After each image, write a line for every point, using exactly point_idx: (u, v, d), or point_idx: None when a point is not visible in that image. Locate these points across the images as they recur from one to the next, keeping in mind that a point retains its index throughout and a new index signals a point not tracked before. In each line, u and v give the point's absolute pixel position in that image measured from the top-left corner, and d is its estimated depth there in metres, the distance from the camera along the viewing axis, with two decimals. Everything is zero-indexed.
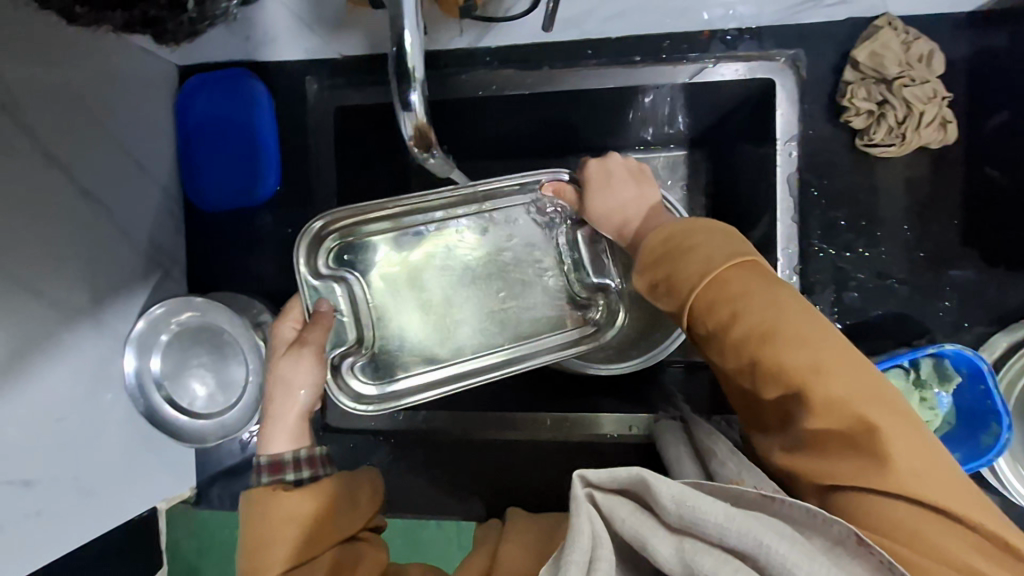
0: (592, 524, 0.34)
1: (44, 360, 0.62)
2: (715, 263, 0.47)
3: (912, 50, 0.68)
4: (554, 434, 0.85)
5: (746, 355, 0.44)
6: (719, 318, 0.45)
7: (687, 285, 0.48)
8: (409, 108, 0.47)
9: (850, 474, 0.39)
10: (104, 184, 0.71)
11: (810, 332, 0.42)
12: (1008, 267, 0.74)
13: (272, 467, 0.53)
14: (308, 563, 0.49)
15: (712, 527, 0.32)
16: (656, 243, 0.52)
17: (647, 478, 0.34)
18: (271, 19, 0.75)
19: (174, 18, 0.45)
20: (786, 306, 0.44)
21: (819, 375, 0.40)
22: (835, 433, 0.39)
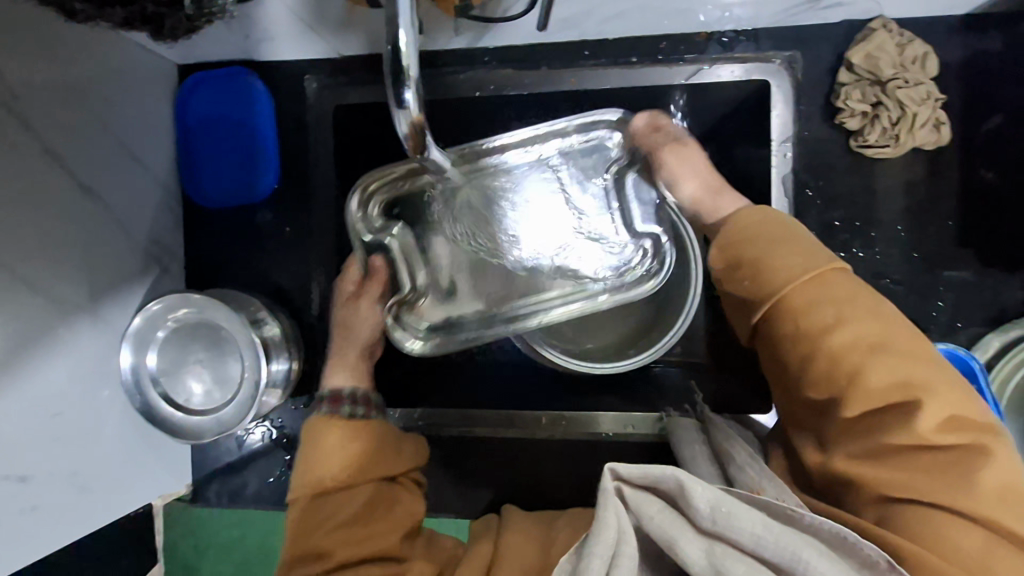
0: (618, 518, 0.40)
1: (43, 355, 0.63)
2: (818, 264, 0.49)
3: (906, 53, 0.69)
4: (551, 432, 0.85)
5: (848, 364, 0.45)
6: (820, 321, 0.47)
7: (779, 279, 0.49)
8: (403, 106, 0.47)
9: (938, 496, 0.42)
10: (104, 181, 0.71)
11: (916, 351, 0.45)
12: (1003, 268, 0.74)
13: (332, 400, 0.68)
14: (346, 488, 0.61)
15: (748, 537, 0.38)
16: (744, 234, 0.53)
17: (683, 484, 0.39)
18: (270, 18, 0.73)
19: (173, 14, 0.46)
20: (890, 322, 0.46)
21: (929, 393, 0.43)
22: (930, 454, 0.43)
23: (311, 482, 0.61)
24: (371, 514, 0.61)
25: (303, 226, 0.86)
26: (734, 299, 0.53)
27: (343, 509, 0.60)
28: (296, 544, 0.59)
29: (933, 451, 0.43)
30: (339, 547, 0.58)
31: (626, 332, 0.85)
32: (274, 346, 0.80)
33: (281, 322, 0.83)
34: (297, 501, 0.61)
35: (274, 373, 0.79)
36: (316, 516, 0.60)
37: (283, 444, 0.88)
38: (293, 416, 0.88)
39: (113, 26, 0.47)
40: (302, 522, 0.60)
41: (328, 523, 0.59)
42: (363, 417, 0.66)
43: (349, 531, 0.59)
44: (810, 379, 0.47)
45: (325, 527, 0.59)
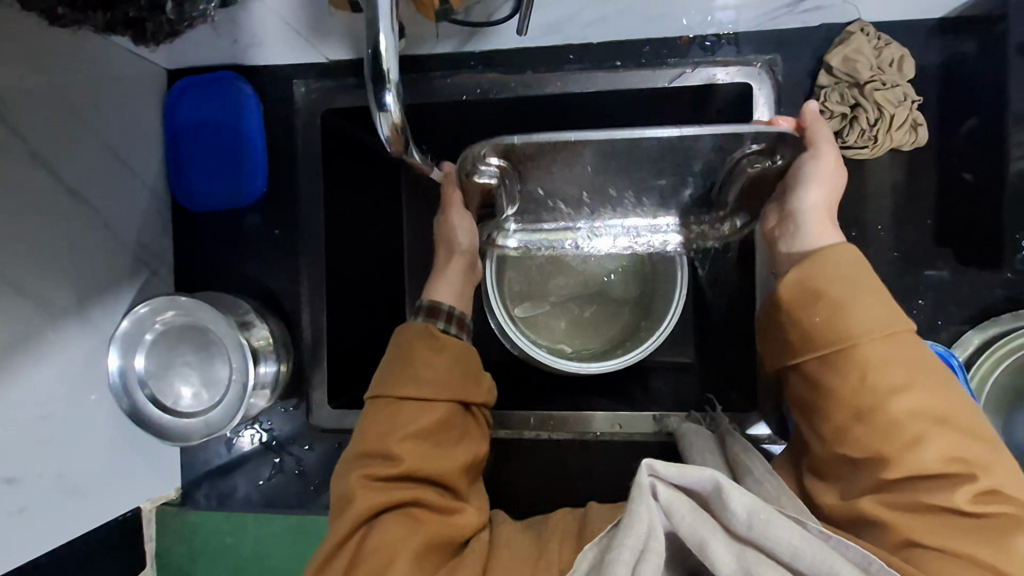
0: (650, 513, 0.43)
1: (31, 359, 0.63)
2: (899, 326, 0.54)
3: (883, 55, 0.71)
4: (539, 432, 0.84)
5: (911, 425, 0.51)
6: (891, 379, 0.53)
7: (857, 331, 0.54)
8: (384, 110, 0.48)
9: (975, 552, 0.47)
10: (93, 186, 0.72)
11: (971, 428, 0.52)
12: (981, 266, 0.75)
13: (430, 312, 0.72)
14: (425, 402, 0.64)
15: (781, 543, 0.42)
16: (828, 280, 0.57)
17: (721, 486, 0.44)
18: (260, 24, 0.75)
19: (154, 18, 0.48)
20: (958, 396, 0.53)
21: (980, 467, 0.50)
22: (969, 520, 0.49)
23: (396, 387, 0.65)
24: (443, 435, 0.64)
25: (293, 229, 0.86)
26: (793, 337, 0.58)
27: (417, 418, 0.63)
28: (370, 441, 0.62)
29: (973, 516, 0.49)
30: (411, 455, 0.61)
31: (610, 336, 0.87)
32: (263, 348, 0.79)
33: (271, 324, 0.83)
34: (378, 402, 0.65)
35: (263, 376, 0.79)
36: (393, 420, 0.63)
37: (272, 446, 0.88)
38: (283, 419, 0.88)
39: (96, 30, 0.49)
40: (380, 423, 0.63)
41: (404, 429, 0.62)
42: (454, 336, 0.71)
43: (423, 444, 0.62)
44: (866, 429, 0.53)
45: (400, 432, 0.62)
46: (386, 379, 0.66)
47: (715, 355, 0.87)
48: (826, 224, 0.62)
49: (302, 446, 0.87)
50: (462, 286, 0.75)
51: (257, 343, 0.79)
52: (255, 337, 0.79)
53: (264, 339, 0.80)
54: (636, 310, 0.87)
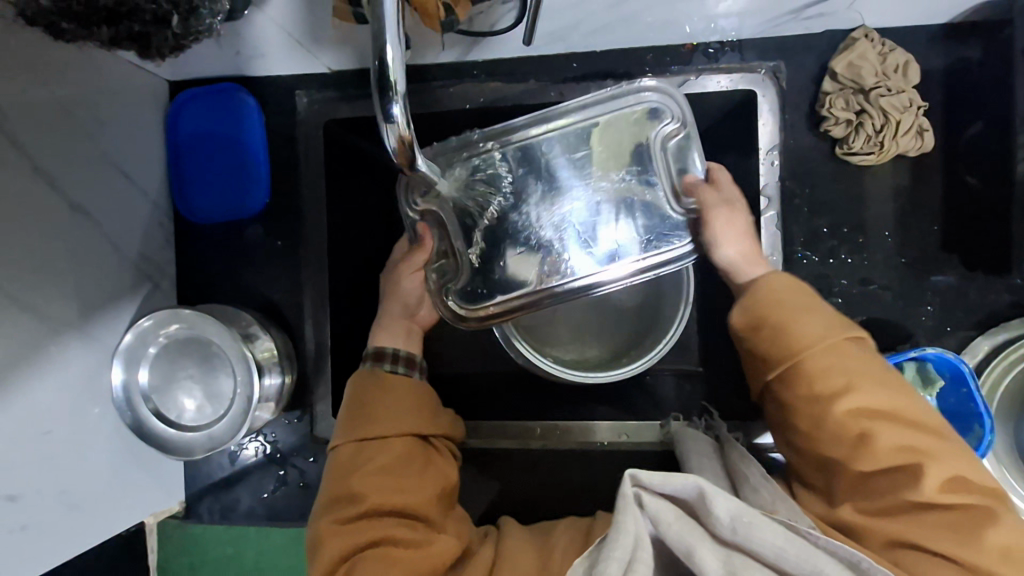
0: (636, 525, 0.43)
1: (32, 374, 0.62)
2: (836, 334, 0.57)
3: (888, 61, 0.70)
4: (544, 443, 0.85)
5: (860, 426, 0.54)
6: (834, 385, 0.55)
7: (801, 345, 0.56)
8: (391, 121, 0.48)
9: (951, 546, 0.49)
10: (95, 199, 0.72)
11: (918, 421, 0.54)
12: (989, 271, 0.75)
13: (376, 358, 0.70)
14: (384, 439, 0.64)
15: (766, 547, 0.43)
16: (768, 301, 0.59)
17: (706, 493, 0.43)
18: (261, 34, 0.74)
19: (160, 32, 0.47)
20: (898, 390, 0.55)
21: (933, 458, 0.52)
22: (942, 514, 0.51)
23: (352, 429, 0.65)
24: (406, 467, 0.64)
25: (295, 240, 0.86)
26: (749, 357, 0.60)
27: (381, 454, 0.64)
28: (335, 484, 0.63)
29: (946, 509, 0.51)
30: (373, 491, 0.61)
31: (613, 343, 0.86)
32: (267, 359, 0.79)
33: (275, 336, 0.83)
34: (340, 447, 0.65)
35: (267, 388, 0.78)
36: (355, 461, 0.64)
37: (276, 459, 0.87)
38: (286, 431, 0.87)
39: (100, 45, 0.47)
40: (343, 464, 0.64)
41: (365, 468, 0.63)
42: (404, 376, 0.68)
43: (385, 480, 0.62)
44: (825, 435, 0.55)
45: (362, 470, 0.63)
46: (346, 423, 0.66)
47: (721, 363, 0.86)
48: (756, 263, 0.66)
49: (306, 458, 0.87)
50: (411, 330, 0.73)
51: (260, 352, 0.78)
52: (257, 346, 0.78)
53: (266, 350, 0.79)
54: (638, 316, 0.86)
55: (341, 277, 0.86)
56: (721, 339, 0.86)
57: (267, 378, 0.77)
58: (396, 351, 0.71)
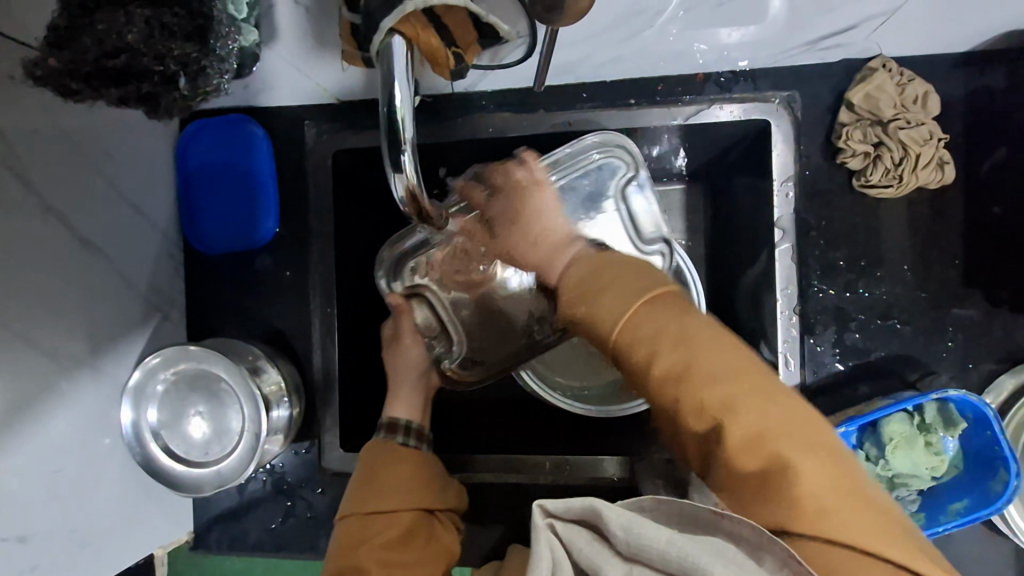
0: (551, 552, 0.40)
1: (42, 412, 0.62)
2: (633, 301, 0.52)
3: (906, 92, 0.69)
4: (554, 477, 0.82)
5: (668, 395, 0.49)
6: (639, 358, 0.50)
7: (608, 323, 0.52)
8: (400, 170, 0.47)
9: (774, 504, 0.43)
10: (105, 232, 0.72)
11: (718, 373, 0.47)
12: (1012, 306, 0.73)
13: (388, 428, 0.74)
14: (391, 511, 0.65)
15: (655, 552, 0.38)
16: (580, 283, 0.57)
17: (598, 509, 0.40)
18: (272, 72, 0.76)
19: (168, 93, 0.57)
20: (697, 343, 0.49)
21: (741, 410, 0.46)
22: (763, 472, 0.44)
23: (361, 502, 0.66)
24: (410, 542, 0.63)
25: (303, 270, 0.86)
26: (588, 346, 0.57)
27: (386, 529, 0.63)
28: (341, 557, 0.61)
29: (765, 467, 0.44)
30: (378, 565, 0.59)
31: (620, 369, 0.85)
32: (274, 394, 0.78)
33: (282, 368, 0.82)
34: (345, 520, 0.65)
35: (275, 422, 0.77)
36: (360, 535, 0.63)
37: (284, 489, 0.86)
38: (294, 462, 0.86)
39: (112, 103, 0.56)
40: (350, 538, 0.63)
41: (371, 541, 0.62)
42: (414, 448, 0.71)
43: (387, 552, 0.61)
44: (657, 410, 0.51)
45: (368, 544, 0.62)
46: (352, 494, 0.67)
47: None
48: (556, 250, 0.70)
49: (314, 490, 0.86)
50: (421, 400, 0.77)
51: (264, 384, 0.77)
52: (263, 378, 0.78)
53: (272, 381, 0.79)
54: None
55: (349, 308, 0.85)
56: None
57: (275, 411, 0.77)
58: (408, 423, 0.75)
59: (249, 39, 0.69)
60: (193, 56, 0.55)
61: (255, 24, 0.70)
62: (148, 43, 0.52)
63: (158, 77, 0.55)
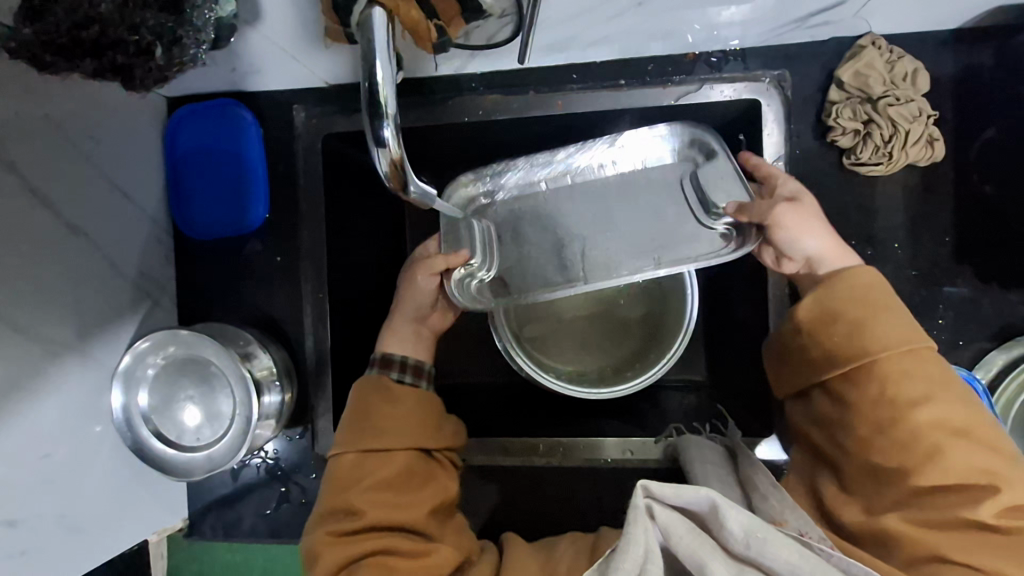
0: (647, 535, 0.42)
1: (28, 397, 0.62)
2: (918, 341, 0.56)
3: (896, 69, 0.69)
4: (549, 459, 0.82)
5: (935, 439, 0.52)
6: (914, 391, 0.54)
7: (880, 346, 0.56)
8: (382, 145, 0.46)
9: (1003, 568, 0.48)
10: (93, 218, 0.71)
11: (993, 444, 0.53)
12: (1002, 283, 0.73)
13: (383, 363, 0.72)
14: (385, 452, 0.65)
15: (778, 561, 0.42)
16: (845, 298, 0.59)
17: (719, 508, 0.43)
18: (256, 53, 0.73)
19: (142, 64, 0.56)
20: (977, 410, 0.54)
21: (1006, 483, 0.51)
22: (993, 532, 0.50)
23: (357, 439, 0.66)
24: (406, 483, 0.64)
25: (294, 255, 0.85)
26: (816, 356, 0.60)
27: (381, 470, 0.64)
28: (334, 496, 0.63)
29: (997, 528, 0.50)
30: (370, 506, 0.62)
31: (618, 351, 0.86)
32: (265, 378, 0.78)
33: (274, 353, 0.82)
34: (340, 456, 0.66)
35: (266, 407, 0.77)
36: (357, 472, 0.64)
37: (278, 475, 0.87)
38: (288, 447, 0.86)
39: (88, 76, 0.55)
40: (343, 477, 0.65)
41: (366, 481, 0.63)
42: (410, 386, 0.70)
43: (379, 496, 0.62)
44: (888, 443, 0.54)
45: (359, 485, 0.63)
46: (346, 432, 0.67)
47: (726, 377, 0.85)
48: (842, 254, 0.63)
49: (308, 475, 0.86)
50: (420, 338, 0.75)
51: (254, 370, 0.77)
52: (252, 364, 0.78)
53: (264, 365, 0.79)
54: (650, 325, 0.85)
55: (340, 292, 0.86)
56: (725, 357, 0.85)
57: (268, 395, 0.78)
58: (403, 359, 0.72)
59: (226, 9, 0.63)
60: (165, 26, 0.54)
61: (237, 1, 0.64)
62: (122, 14, 0.51)
63: (132, 48, 0.54)
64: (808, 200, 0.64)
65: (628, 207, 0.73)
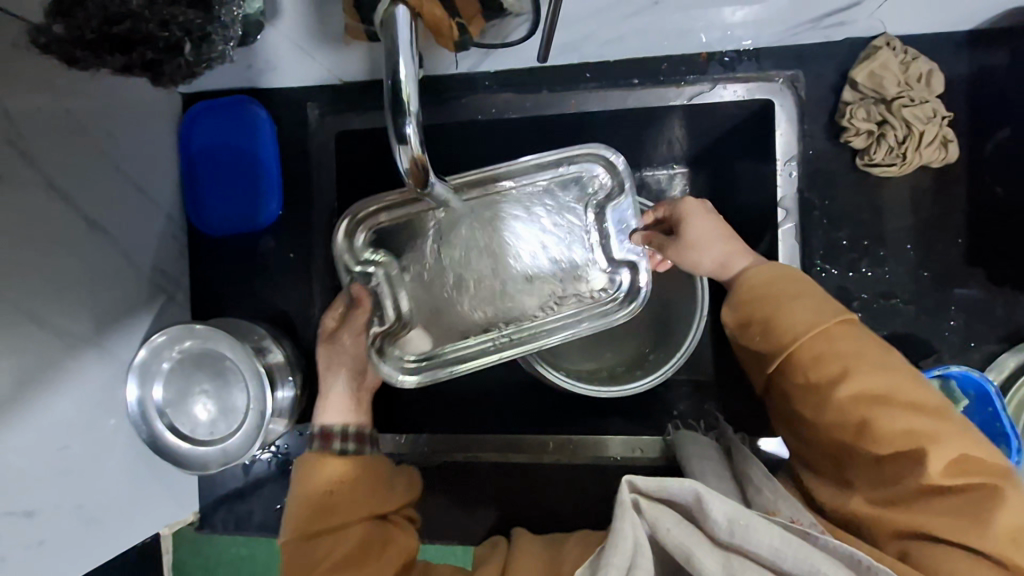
0: (635, 530, 0.40)
1: (47, 389, 0.62)
2: (826, 318, 0.54)
3: (911, 70, 0.68)
4: (558, 457, 0.84)
5: (862, 415, 0.51)
6: (829, 372, 0.52)
7: (792, 333, 0.54)
8: (404, 142, 0.47)
9: (960, 532, 0.46)
10: (110, 213, 0.72)
11: (919, 403, 0.50)
12: (1014, 286, 0.73)
13: (323, 437, 0.70)
14: (337, 530, 0.63)
15: (764, 547, 0.39)
16: (750, 289, 0.58)
17: (703, 497, 0.40)
18: (275, 50, 0.74)
19: (171, 60, 0.59)
20: (898, 371, 0.52)
21: (940, 442, 0.48)
22: (943, 497, 0.47)
23: (305, 523, 0.64)
24: (362, 555, 0.61)
25: (307, 252, 0.86)
26: (747, 354, 0.59)
27: (335, 550, 0.61)
28: None
29: (942, 491, 0.48)
30: None
31: (627, 354, 0.86)
32: (279, 373, 0.79)
33: (286, 348, 0.83)
34: (292, 543, 0.64)
35: (279, 402, 0.78)
36: (309, 557, 0.62)
37: (289, 470, 0.87)
38: (298, 443, 0.87)
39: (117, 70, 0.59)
40: (297, 564, 0.62)
41: (319, 565, 0.61)
42: (355, 453, 0.69)
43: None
44: (828, 428, 0.53)
45: (316, 571, 0.60)
46: (295, 520, 0.64)
47: (736, 376, 0.85)
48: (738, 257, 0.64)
49: None
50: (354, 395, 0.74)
51: (270, 365, 0.78)
52: (266, 359, 0.78)
53: (277, 360, 0.79)
54: (658, 327, 0.85)
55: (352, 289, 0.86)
56: (734, 357, 0.85)
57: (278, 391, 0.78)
58: (344, 427, 0.71)
59: (253, 6, 0.64)
60: (196, 23, 0.57)
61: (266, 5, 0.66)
62: (151, 9, 0.52)
63: (161, 44, 0.57)
64: (713, 222, 0.66)
65: (540, 245, 0.68)
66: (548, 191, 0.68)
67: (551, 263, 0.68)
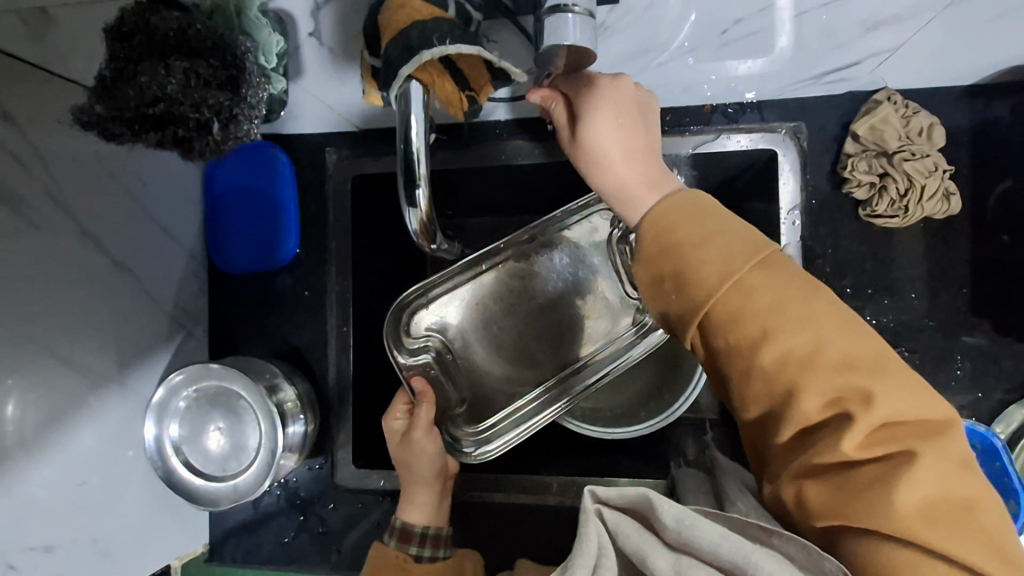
0: (598, 537, 0.39)
1: (74, 425, 0.65)
2: (738, 265, 0.47)
3: (911, 124, 0.70)
4: (562, 498, 0.84)
5: (784, 380, 0.45)
6: (750, 332, 0.46)
7: (705, 289, 0.48)
8: (413, 204, 0.52)
9: (871, 513, 0.41)
10: (136, 255, 0.75)
11: (848, 357, 0.44)
12: (1019, 335, 0.73)
13: (402, 536, 0.73)
14: None
15: (709, 545, 0.37)
16: (655, 235, 0.51)
17: (652, 499, 0.39)
18: (297, 101, 0.79)
19: (201, 137, 0.58)
20: (823, 321, 0.46)
21: (864, 402, 0.43)
22: (863, 468, 0.42)
23: None
24: None
25: (321, 290, 0.89)
26: (666, 319, 0.52)
27: None
28: None
29: (861, 461, 0.42)
30: None
31: (627, 396, 0.88)
32: (290, 410, 0.81)
33: (299, 384, 0.85)
34: None
35: (291, 437, 0.80)
36: None
37: (297, 504, 0.89)
38: (307, 478, 0.89)
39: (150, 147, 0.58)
40: None
41: None
42: (428, 561, 0.72)
43: None
44: (751, 396, 0.47)
45: None
46: None
47: None
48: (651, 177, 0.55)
49: (326, 505, 0.88)
50: (437, 501, 0.76)
51: (282, 402, 0.81)
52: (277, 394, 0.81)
53: (287, 398, 0.82)
54: (660, 373, 0.87)
55: (364, 326, 0.88)
56: None
57: (286, 427, 0.80)
58: (424, 529, 0.74)
59: (277, 86, 0.73)
60: (226, 104, 0.58)
61: (284, 72, 0.74)
62: (186, 93, 0.55)
63: (193, 122, 0.57)
64: (628, 135, 0.56)
65: (580, 290, 0.81)
66: (575, 246, 0.81)
67: (593, 316, 0.81)
